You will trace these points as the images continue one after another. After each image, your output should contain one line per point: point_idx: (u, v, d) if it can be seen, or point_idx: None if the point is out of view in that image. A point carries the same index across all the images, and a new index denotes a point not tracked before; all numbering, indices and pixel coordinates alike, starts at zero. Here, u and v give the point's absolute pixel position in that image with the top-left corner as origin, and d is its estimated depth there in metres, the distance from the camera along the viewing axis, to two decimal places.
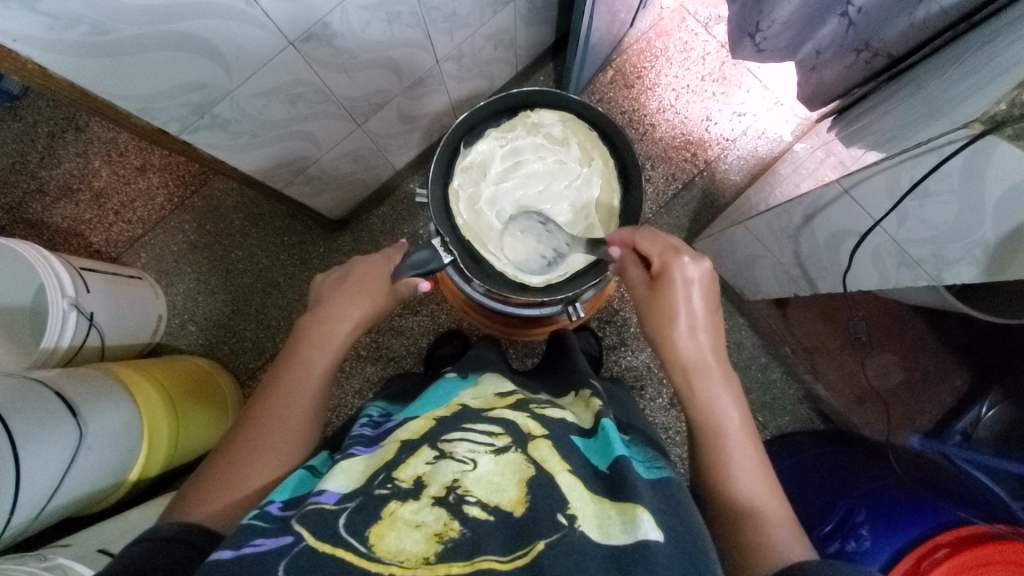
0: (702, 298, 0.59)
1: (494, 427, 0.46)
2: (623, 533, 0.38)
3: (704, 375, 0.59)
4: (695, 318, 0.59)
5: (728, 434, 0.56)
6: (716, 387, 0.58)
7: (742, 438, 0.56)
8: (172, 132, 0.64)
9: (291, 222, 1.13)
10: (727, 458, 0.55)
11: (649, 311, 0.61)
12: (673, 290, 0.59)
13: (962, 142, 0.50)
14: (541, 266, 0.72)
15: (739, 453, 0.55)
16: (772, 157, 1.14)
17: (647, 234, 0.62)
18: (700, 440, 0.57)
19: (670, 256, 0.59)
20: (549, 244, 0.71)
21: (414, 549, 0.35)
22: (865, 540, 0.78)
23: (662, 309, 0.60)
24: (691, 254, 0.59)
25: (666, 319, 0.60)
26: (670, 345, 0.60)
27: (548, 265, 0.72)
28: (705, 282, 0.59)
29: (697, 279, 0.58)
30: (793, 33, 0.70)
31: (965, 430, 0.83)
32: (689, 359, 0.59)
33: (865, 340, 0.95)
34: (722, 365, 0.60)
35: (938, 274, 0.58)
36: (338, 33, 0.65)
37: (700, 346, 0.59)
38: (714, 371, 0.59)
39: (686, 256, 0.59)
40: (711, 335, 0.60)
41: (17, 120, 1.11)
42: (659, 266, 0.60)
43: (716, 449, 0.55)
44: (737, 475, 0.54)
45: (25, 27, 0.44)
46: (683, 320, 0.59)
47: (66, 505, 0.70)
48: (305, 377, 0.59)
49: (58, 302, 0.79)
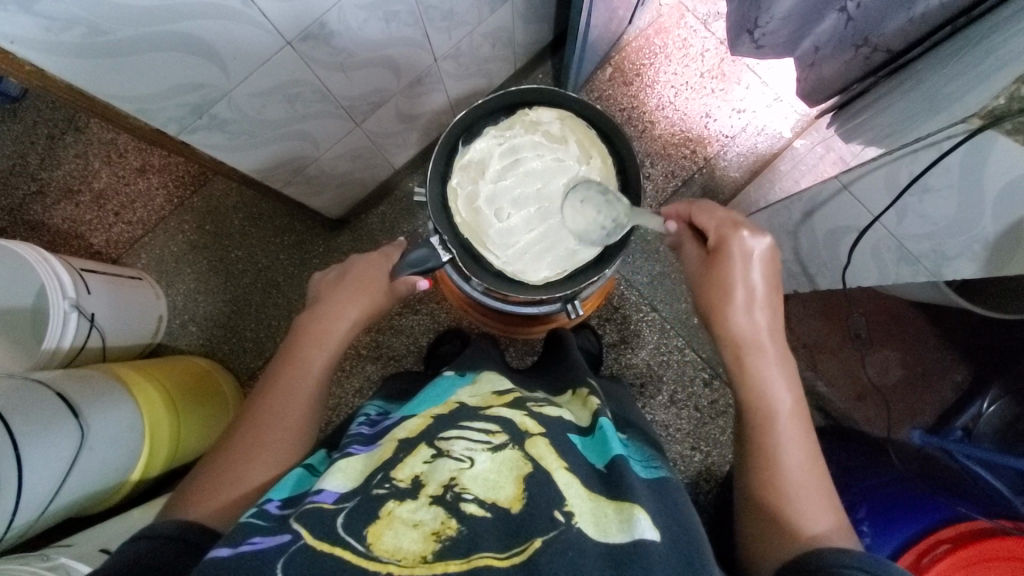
0: (762, 272, 0.57)
1: (490, 425, 0.46)
2: (620, 532, 0.38)
3: (758, 354, 0.57)
4: (753, 293, 0.57)
5: (778, 416, 0.55)
6: (770, 367, 0.57)
7: (793, 423, 0.55)
8: (171, 133, 0.65)
9: (291, 222, 1.13)
10: (776, 439, 0.54)
11: (703, 286, 0.59)
12: (730, 264, 0.57)
13: (961, 136, 0.51)
14: (602, 236, 0.71)
15: (788, 440, 0.54)
16: (772, 153, 1.14)
17: (703, 208, 0.61)
18: (749, 418, 0.57)
19: (729, 230, 0.58)
20: (609, 214, 0.70)
21: (412, 547, 0.35)
22: (867, 535, 0.78)
23: (718, 283, 0.58)
24: (750, 228, 0.57)
25: (723, 293, 0.58)
26: (724, 320, 0.58)
27: (609, 234, 0.71)
28: (765, 258, 0.57)
29: (756, 253, 0.56)
30: (793, 29, 0.70)
31: (965, 426, 0.90)
32: (744, 337, 0.57)
33: (865, 337, 0.97)
34: (778, 343, 0.57)
35: (938, 270, 0.57)
36: (336, 33, 0.65)
37: (757, 324, 0.57)
38: (769, 350, 0.57)
39: (744, 231, 0.57)
40: (770, 313, 0.57)
41: (16, 121, 1.11)
42: (716, 240, 0.58)
43: (764, 432, 0.55)
44: (784, 458, 0.54)
45: (22, 29, 0.44)
46: (740, 298, 0.57)
47: (69, 505, 0.70)
48: (303, 375, 0.59)
49: (59, 304, 0.80)
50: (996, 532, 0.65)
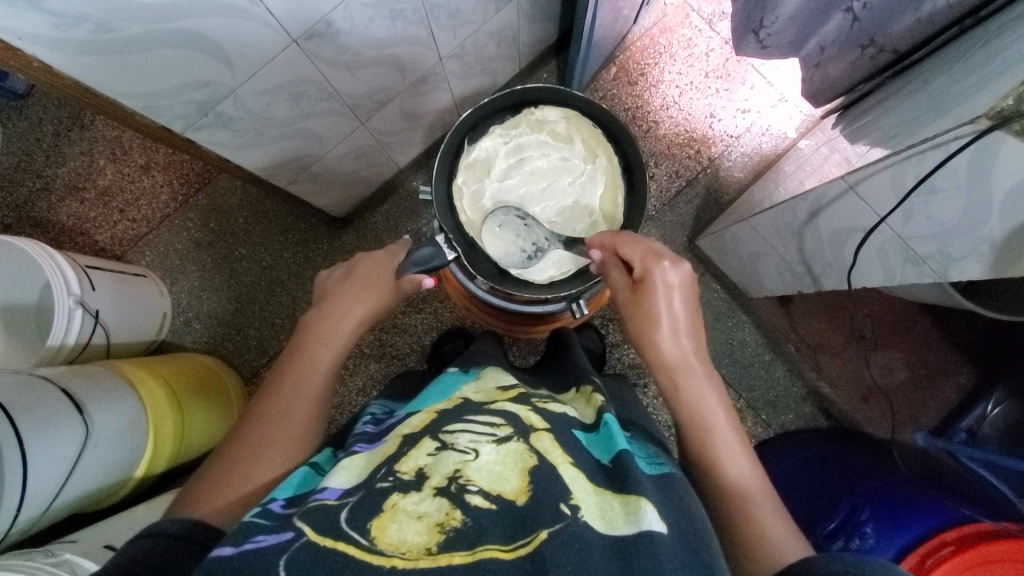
0: (684, 303, 0.58)
1: (495, 419, 0.46)
2: (626, 524, 0.37)
3: (688, 375, 0.57)
4: (677, 322, 0.58)
5: (715, 429, 0.54)
6: (700, 386, 0.57)
7: (731, 436, 0.54)
8: (177, 131, 0.65)
9: (294, 221, 1.14)
10: (717, 454, 0.53)
11: (631, 316, 0.60)
12: (654, 294, 0.58)
13: (969, 137, 0.50)
14: (523, 259, 0.72)
15: (730, 452, 0.53)
16: (776, 154, 1.14)
17: (628, 240, 0.61)
18: (689, 437, 0.55)
19: (651, 261, 0.58)
20: (528, 238, 0.71)
21: (416, 539, 0.35)
22: (869, 537, 0.77)
23: (645, 312, 0.58)
24: (671, 258, 0.58)
25: (649, 322, 0.58)
26: (652, 346, 0.58)
27: (529, 258, 0.72)
28: (685, 287, 0.58)
29: (677, 284, 0.58)
30: (799, 28, 0.69)
31: (970, 428, 0.93)
32: (672, 361, 0.58)
33: (870, 338, 1.00)
34: (704, 364, 0.58)
35: (944, 271, 0.58)
36: (342, 32, 0.65)
37: (682, 347, 0.58)
38: (697, 370, 0.57)
39: (666, 262, 0.58)
40: (693, 338, 0.58)
41: (21, 118, 1.12)
42: (641, 272, 0.59)
43: (705, 448, 0.54)
44: (731, 472, 0.52)
45: (31, 26, 0.44)
46: (666, 324, 0.58)
47: (73, 502, 0.71)
48: (309, 373, 0.59)
49: (64, 300, 0.80)
50: (999, 534, 0.65)
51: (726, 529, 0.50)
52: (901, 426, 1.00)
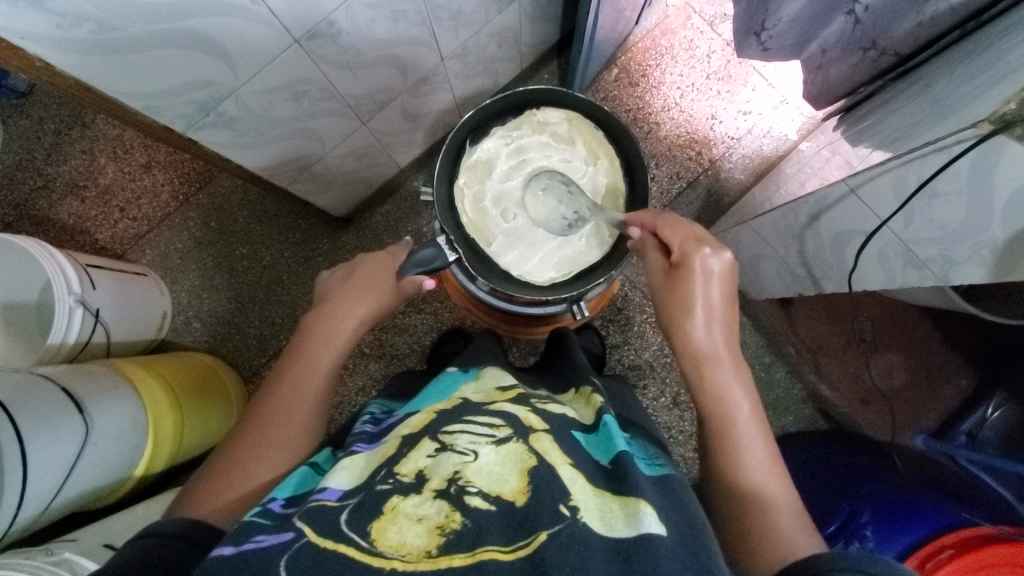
0: (721, 291, 0.58)
1: (495, 419, 0.46)
2: (625, 526, 0.37)
3: (715, 365, 0.57)
4: (711, 310, 0.58)
5: (738, 422, 0.54)
6: (728, 377, 0.56)
7: (753, 431, 0.54)
8: (177, 130, 0.65)
9: (295, 220, 1.14)
10: (738, 446, 0.53)
11: (664, 300, 0.60)
12: (691, 281, 0.57)
13: (972, 141, 0.50)
14: (563, 227, 0.73)
15: (750, 445, 0.53)
16: (777, 156, 1.14)
17: (671, 223, 0.61)
18: (711, 427, 0.56)
19: (691, 246, 0.58)
20: (571, 206, 0.72)
21: (416, 542, 0.35)
22: (869, 540, 0.77)
23: (678, 298, 0.58)
24: (712, 245, 0.58)
25: (682, 309, 0.58)
26: (683, 333, 0.58)
27: (570, 226, 0.72)
28: (724, 276, 0.57)
29: (717, 272, 0.57)
30: (801, 30, 0.69)
31: (970, 431, 0.90)
32: (701, 349, 0.58)
33: (870, 340, 0.96)
34: (734, 356, 0.58)
35: (946, 275, 0.58)
36: (344, 32, 0.65)
37: (714, 337, 0.58)
38: (726, 362, 0.57)
39: (707, 248, 0.58)
40: (726, 328, 0.58)
41: (23, 116, 1.12)
42: (679, 256, 0.59)
43: (725, 439, 0.54)
44: (749, 466, 0.52)
45: (35, 25, 0.44)
46: (700, 312, 0.57)
47: (73, 501, 0.70)
48: (310, 373, 0.59)
49: (64, 299, 0.80)
50: (1001, 539, 0.64)
51: (732, 522, 0.50)
52: (901, 429, 1.00)
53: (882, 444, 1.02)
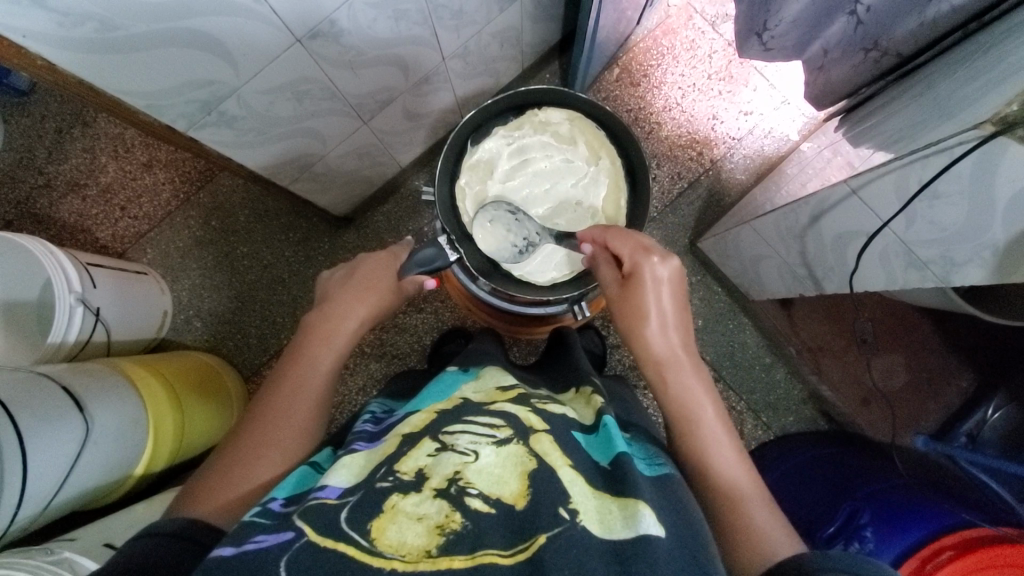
0: (673, 297, 0.59)
1: (496, 420, 0.46)
2: (624, 528, 0.37)
3: (675, 369, 0.57)
4: (665, 316, 0.58)
5: (703, 423, 0.54)
6: (688, 380, 0.57)
7: (718, 429, 0.54)
8: (179, 129, 0.65)
9: (295, 220, 1.14)
10: (705, 447, 0.53)
11: (619, 311, 0.60)
12: (643, 289, 0.58)
13: (974, 142, 0.50)
14: (514, 254, 0.73)
15: (717, 445, 0.53)
16: (778, 157, 1.14)
17: (619, 234, 0.62)
18: (677, 431, 0.55)
19: (641, 255, 0.60)
20: (519, 233, 0.73)
21: (416, 542, 0.35)
22: (869, 541, 0.77)
23: (633, 307, 0.59)
24: (660, 253, 0.60)
25: (637, 317, 0.58)
26: (640, 340, 0.58)
27: (521, 253, 0.73)
28: (674, 281, 0.59)
29: (666, 278, 0.59)
30: (803, 31, 0.69)
31: (970, 433, 0.92)
32: (660, 355, 0.58)
33: (871, 341, 0.97)
34: (692, 358, 0.58)
35: (947, 276, 0.58)
36: (345, 31, 0.64)
37: (670, 342, 0.58)
38: (685, 364, 0.57)
39: (655, 257, 0.59)
40: (681, 333, 0.59)
41: (24, 115, 1.12)
42: (630, 266, 0.60)
43: (693, 442, 0.53)
44: (721, 467, 0.51)
45: (36, 24, 0.44)
46: (654, 318, 0.58)
47: (73, 500, 0.70)
48: (310, 373, 0.58)
49: (65, 298, 0.80)
50: (1000, 540, 0.64)
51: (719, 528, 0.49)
52: (901, 430, 1.00)
53: (881, 445, 1.02)
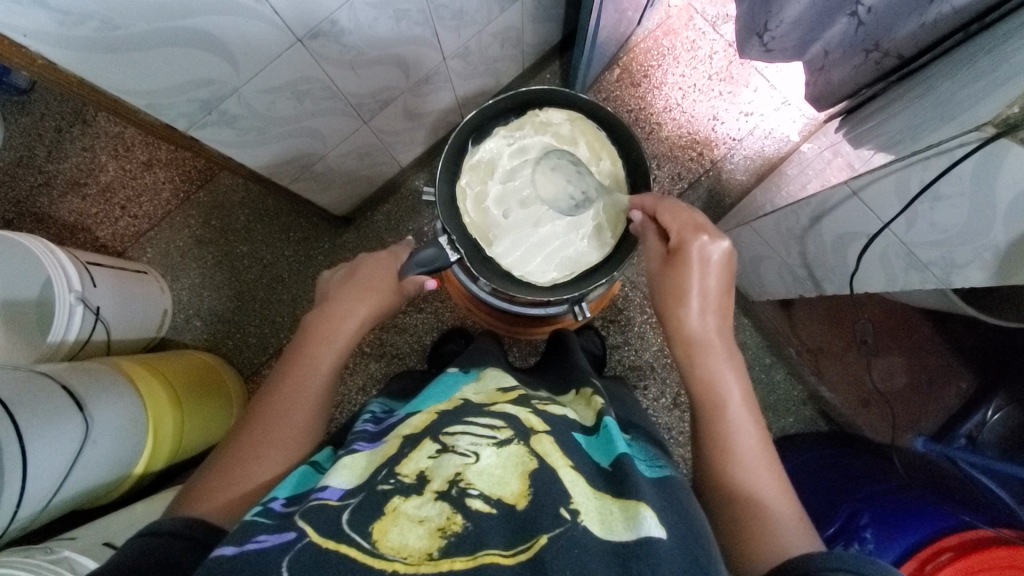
0: (717, 278, 0.58)
1: (496, 421, 0.46)
2: (625, 530, 0.37)
3: (707, 352, 0.57)
4: (706, 297, 0.58)
5: (730, 408, 0.55)
6: (720, 364, 0.57)
7: (745, 416, 0.54)
8: (179, 128, 0.65)
9: (296, 219, 1.13)
10: (729, 431, 0.53)
11: (659, 287, 0.60)
12: (688, 266, 0.58)
13: (974, 144, 0.50)
14: (570, 206, 0.72)
15: (741, 432, 0.53)
16: (778, 157, 1.14)
17: (671, 208, 0.61)
18: (702, 412, 0.55)
19: (689, 233, 0.58)
20: (579, 185, 0.72)
21: (417, 544, 0.35)
22: (868, 542, 0.77)
23: (675, 283, 0.58)
24: (710, 233, 0.58)
25: (677, 294, 0.58)
26: (676, 319, 0.59)
27: (577, 206, 0.73)
28: (721, 264, 0.58)
29: (715, 260, 0.58)
30: (804, 32, 0.69)
31: (970, 434, 0.91)
32: (694, 335, 0.58)
33: (871, 344, 0.98)
34: (725, 343, 0.58)
35: (947, 278, 0.58)
36: (346, 31, 0.64)
37: (707, 324, 0.58)
38: (718, 348, 0.57)
39: (705, 235, 0.58)
40: (719, 317, 0.59)
41: (24, 113, 1.11)
42: (677, 242, 0.59)
43: (717, 425, 0.54)
44: (742, 454, 0.52)
45: (38, 23, 0.44)
46: (695, 298, 0.58)
47: (72, 499, 0.70)
48: (311, 373, 0.58)
49: (65, 297, 0.80)
50: (999, 542, 0.64)
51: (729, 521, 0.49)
52: (900, 431, 1.00)
53: (881, 446, 1.02)
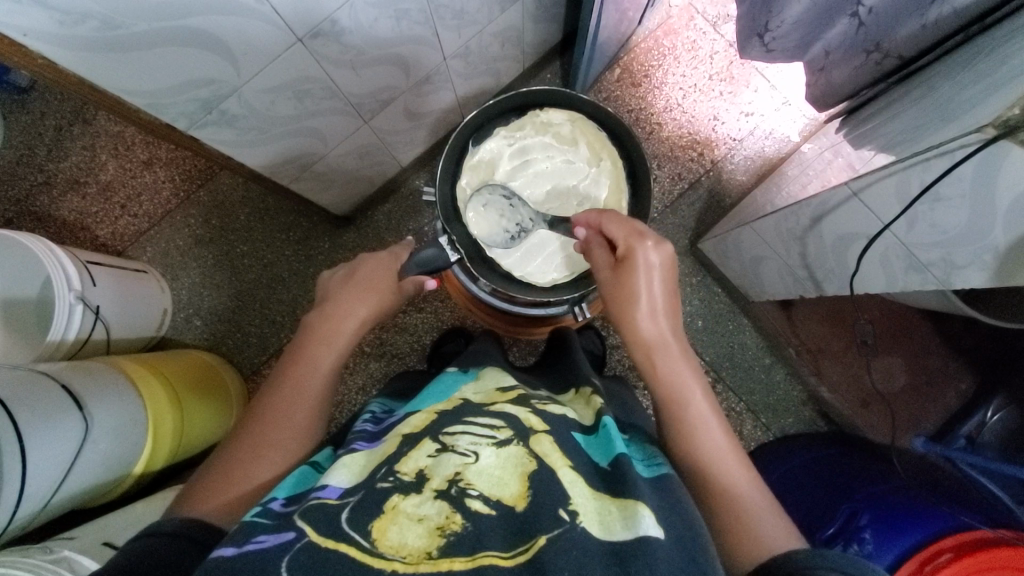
0: (663, 282, 0.59)
1: (496, 421, 0.46)
2: (623, 529, 0.37)
3: (664, 353, 0.57)
4: (655, 301, 0.58)
5: (692, 405, 0.54)
6: (677, 363, 0.57)
7: (708, 413, 0.54)
8: (180, 128, 0.65)
9: (296, 219, 1.13)
10: (695, 432, 0.53)
11: (612, 293, 0.60)
12: (635, 273, 0.58)
13: (975, 146, 0.49)
14: (506, 240, 0.72)
15: (707, 431, 0.53)
16: (779, 158, 1.14)
17: (614, 218, 0.62)
18: (665, 413, 0.55)
19: (635, 240, 0.59)
20: (513, 219, 0.72)
21: (416, 543, 0.35)
22: (868, 543, 0.77)
23: (624, 290, 0.59)
24: (654, 238, 0.59)
25: (627, 300, 0.59)
26: (629, 324, 0.59)
27: (513, 238, 0.73)
28: (666, 267, 0.59)
29: (658, 264, 0.59)
30: (805, 32, 0.69)
31: (970, 435, 0.92)
32: (649, 338, 0.58)
33: (871, 343, 0.97)
34: (681, 342, 0.58)
35: (947, 279, 0.58)
36: (347, 30, 0.64)
37: (659, 326, 0.58)
38: (673, 348, 0.58)
39: (649, 242, 0.59)
40: (671, 317, 0.59)
41: (23, 112, 1.11)
42: (624, 249, 0.60)
43: (683, 426, 0.53)
44: (711, 453, 0.52)
45: (38, 22, 0.44)
46: (644, 302, 0.58)
47: (71, 498, 0.70)
48: (311, 373, 0.58)
49: (64, 296, 0.79)
50: (998, 543, 0.64)
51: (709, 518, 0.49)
52: (901, 431, 1.00)
53: (881, 446, 1.02)
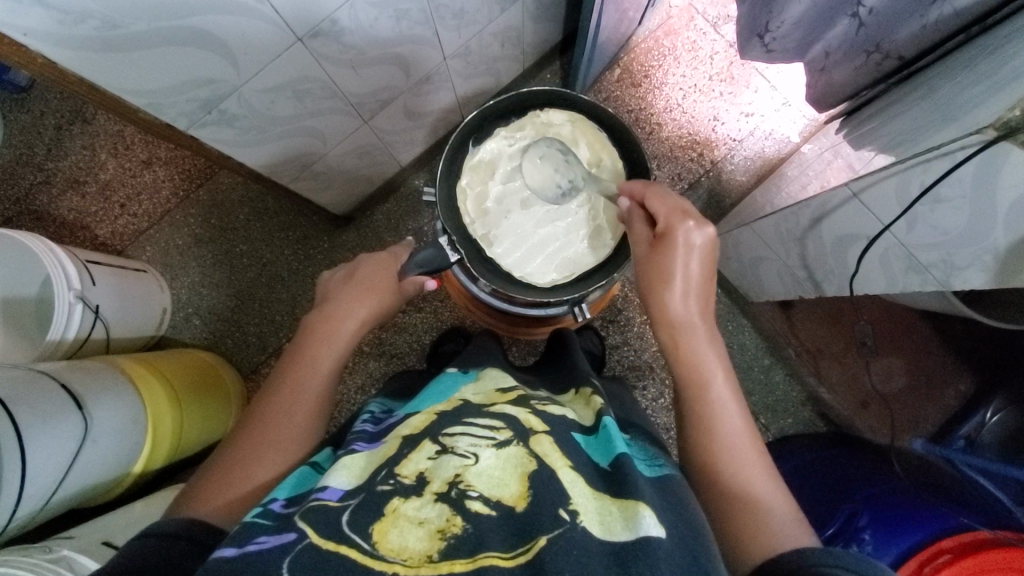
0: (700, 263, 0.57)
1: (495, 422, 0.46)
2: (624, 530, 0.37)
3: (691, 335, 0.56)
4: (689, 282, 0.56)
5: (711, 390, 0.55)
6: (703, 346, 0.56)
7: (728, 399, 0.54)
8: (179, 128, 0.64)
9: (296, 218, 1.13)
10: (715, 417, 0.53)
11: (643, 271, 0.59)
12: (673, 252, 0.56)
13: (975, 147, 0.49)
14: (557, 195, 0.71)
15: (726, 418, 0.53)
16: (779, 158, 1.14)
17: (658, 194, 0.60)
18: (686, 395, 0.55)
19: (676, 218, 0.57)
20: (566, 174, 0.70)
21: (417, 546, 0.36)
22: (867, 544, 0.77)
23: (658, 268, 0.57)
24: (697, 218, 0.56)
25: (660, 279, 0.57)
26: (659, 303, 0.57)
27: (564, 195, 0.71)
28: (706, 249, 0.56)
29: (699, 245, 0.56)
30: (805, 32, 0.69)
31: (971, 438, 0.91)
32: (677, 319, 0.57)
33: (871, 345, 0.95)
34: (708, 326, 0.57)
35: (947, 280, 0.58)
36: (346, 30, 0.64)
37: (690, 307, 0.57)
38: (700, 331, 0.57)
39: (692, 222, 0.56)
40: (702, 299, 0.57)
41: (23, 111, 1.11)
42: (664, 227, 0.57)
43: (701, 409, 0.54)
44: (729, 440, 0.52)
45: (36, 22, 0.44)
46: (678, 283, 0.56)
47: (71, 498, 0.70)
48: (311, 374, 0.58)
49: (64, 296, 0.79)
50: (997, 544, 0.64)
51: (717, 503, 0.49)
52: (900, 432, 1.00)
53: (880, 447, 1.02)
